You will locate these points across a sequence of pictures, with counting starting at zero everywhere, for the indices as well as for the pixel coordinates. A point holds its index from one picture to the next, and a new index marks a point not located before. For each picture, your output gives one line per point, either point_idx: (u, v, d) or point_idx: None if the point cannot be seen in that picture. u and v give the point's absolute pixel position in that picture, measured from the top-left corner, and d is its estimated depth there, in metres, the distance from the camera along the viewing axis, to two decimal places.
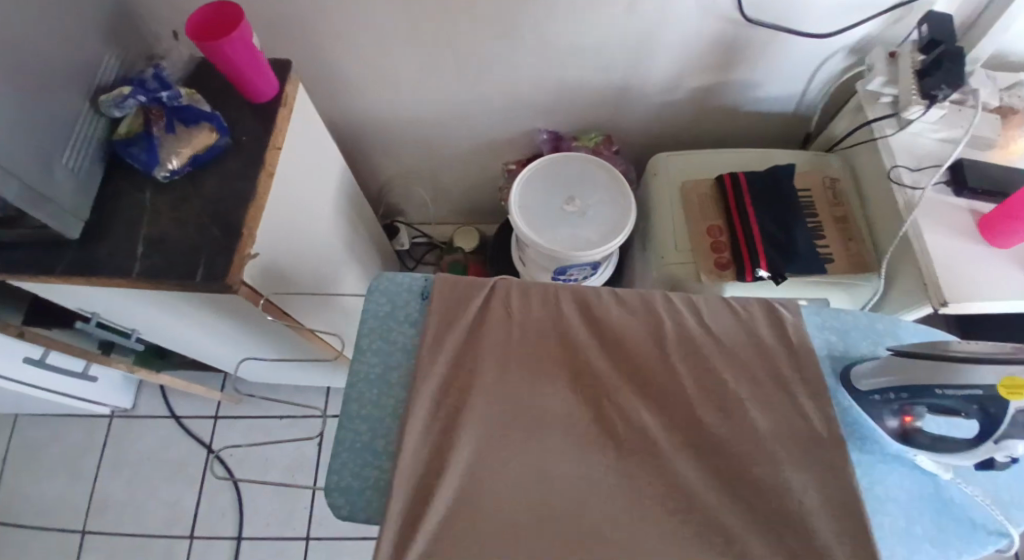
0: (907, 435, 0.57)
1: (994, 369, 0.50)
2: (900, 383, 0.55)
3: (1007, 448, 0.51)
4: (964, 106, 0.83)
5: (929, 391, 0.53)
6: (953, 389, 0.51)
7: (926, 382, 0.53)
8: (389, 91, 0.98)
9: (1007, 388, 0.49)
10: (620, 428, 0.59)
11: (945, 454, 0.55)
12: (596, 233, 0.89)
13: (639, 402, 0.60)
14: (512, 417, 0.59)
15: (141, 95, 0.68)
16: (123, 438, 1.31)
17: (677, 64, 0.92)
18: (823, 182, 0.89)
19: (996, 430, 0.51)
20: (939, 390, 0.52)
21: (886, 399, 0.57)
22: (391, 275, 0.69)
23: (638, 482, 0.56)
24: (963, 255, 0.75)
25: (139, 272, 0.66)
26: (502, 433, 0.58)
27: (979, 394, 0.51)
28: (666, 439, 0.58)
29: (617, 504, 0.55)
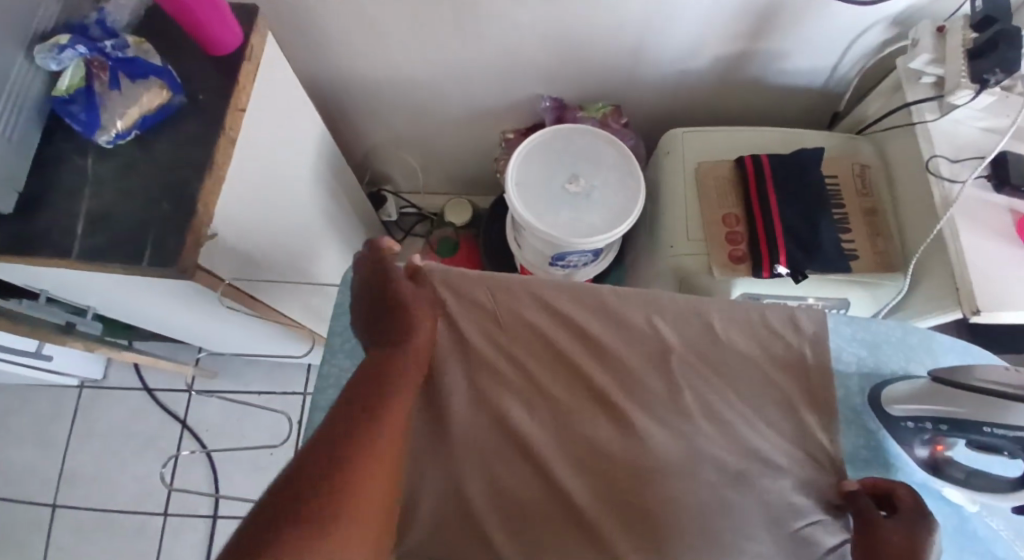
0: (937, 468, 0.53)
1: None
2: (940, 415, 0.49)
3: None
4: (1012, 93, 0.74)
5: (974, 427, 0.47)
6: (1004, 429, 0.45)
7: (973, 419, 0.46)
8: (375, 46, 0.88)
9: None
10: (621, 444, 0.52)
11: (978, 492, 0.51)
12: (600, 217, 0.81)
13: (644, 415, 0.54)
14: (498, 433, 0.53)
15: (83, 45, 0.58)
16: (92, 410, 1.24)
17: (700, 28, 0.82)
18: (853, 169, 0.81)
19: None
20: (987, 427, 0.46)
21: (919, 427, 0.51)
22: (369, 262, 0.61)
23: (638, 504, 0.50)
24: (1002, 260, 0.68)
25: (80, 253, 0.57)
26: (488, 447, 0.52)
27: None
28: (672, 457, 0.52)
29: (614, 528, 0.50)
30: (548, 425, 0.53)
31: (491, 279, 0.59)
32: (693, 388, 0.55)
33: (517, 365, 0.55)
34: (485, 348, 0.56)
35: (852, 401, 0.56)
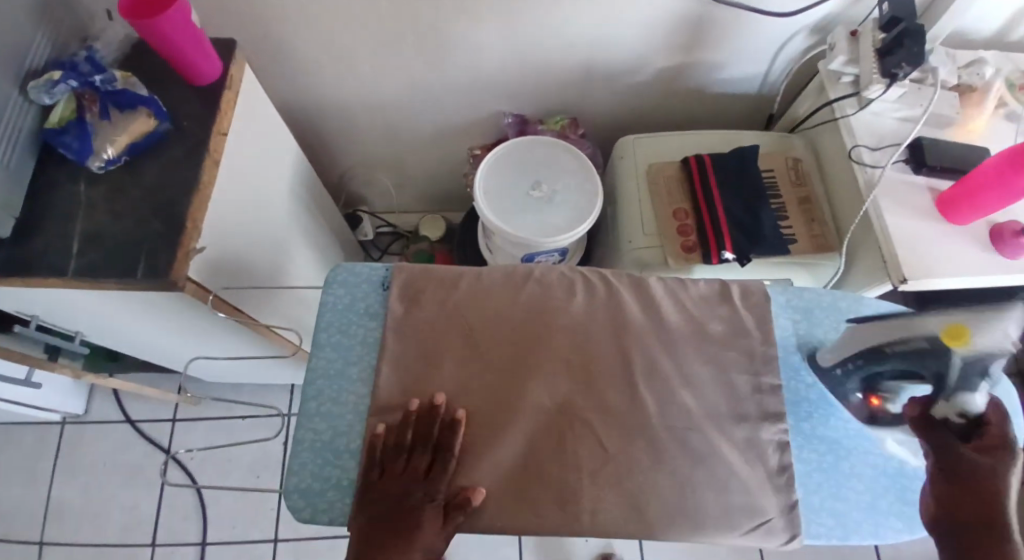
0: (873, 417, 0.60)
1: (938, 319, 0.49)
2: (857, 350, 0.57)
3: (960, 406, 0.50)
4: (924, 84, 0.84)
5: (881, 352, 0.55)
6: (899, 344, 0.52)
7: (876, 344, 0.55)
8: (346, 73, 0.94)
9: (948, 336, 0.49)
10: (595, 413, 0.57)
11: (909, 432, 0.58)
12: (563, 218, 0.88)
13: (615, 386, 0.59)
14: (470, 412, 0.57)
15: (73, 79, 0.64)
16: (76, 445, 1.24)
17: (642, 43, 0.90)
18: (787, 163, 0.89)
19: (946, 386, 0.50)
20: (888, 348, 0.54)
21: (846, 370, 0.59)
22: (349, 265, 0.66)
23: (617, 467, 0.55)
24: (922, 233, 0.76)
25: (74, 270, 0.61)
26: (475, 429, 0.56)
27: (924, 345, 0.51)
28: (642, 424, 0.57)
29: (598, 489, 0.54)
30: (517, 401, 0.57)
31: (460, 274, 0.65)
32: (648, 358, 0.60)
33: (496, 354, 0.60)
34: (455, 337, 0.60)
35: (793, 360, 0.63)
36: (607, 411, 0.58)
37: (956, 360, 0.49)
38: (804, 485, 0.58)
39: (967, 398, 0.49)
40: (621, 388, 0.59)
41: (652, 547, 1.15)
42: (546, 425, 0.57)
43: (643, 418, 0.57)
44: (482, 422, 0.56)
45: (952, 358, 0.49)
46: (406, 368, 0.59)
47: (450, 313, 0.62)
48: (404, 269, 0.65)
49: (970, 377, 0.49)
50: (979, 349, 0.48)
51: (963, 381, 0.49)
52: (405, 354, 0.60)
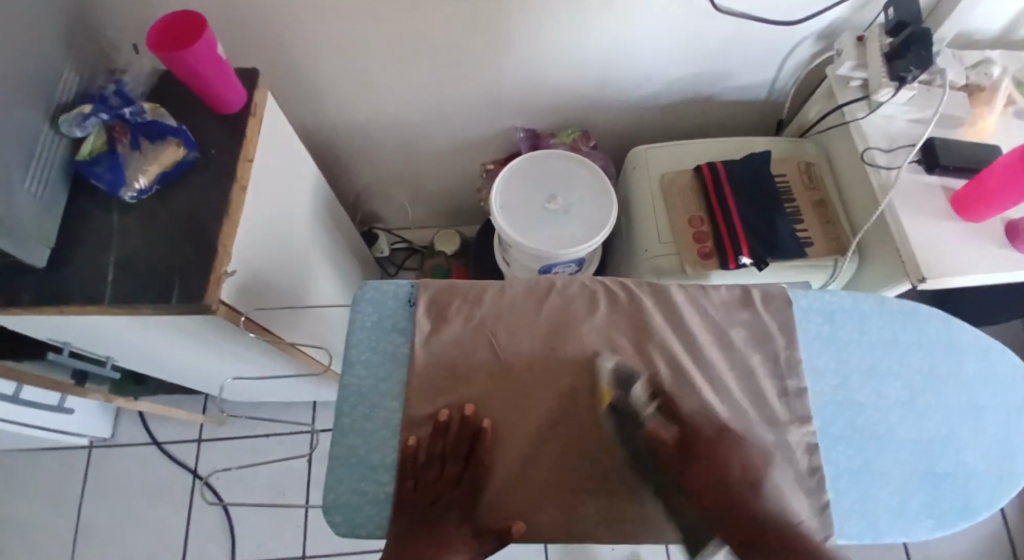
0: None
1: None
2: None
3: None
4: (933, 86, 0.84)
5: None
6: None
7: None
8: (361, 95, 0.97)
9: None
10: (624, 420, 0.59)
11: None
12: (580, 229, 0.89)
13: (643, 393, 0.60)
14: (497, 427, 0.58)
15: (104, 112, 0.66)
16: (103, 468, 1.26)
17: (651, 55, 0.92)
18: (799, 167, 0.90)
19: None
20: None
21: None
22: (376, 283, 0.68)
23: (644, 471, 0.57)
24: (939, 232, 0.77)
25: (111, 297, 0.63)
26: (507, 438, 0.58)
27: None
28: (670, 428, 0.58)
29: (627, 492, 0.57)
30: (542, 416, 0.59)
31: (483, 288, 0.65)
32: (673, 364, 0.61)
33: (524, 364, 0.61)
34: (481, 352, 0.62)
35: (817, 364, 0.64)
36: (632, 425, 0.59)
37: None
38: (834, 487, 0.58)
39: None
40: (646, 400, 0.59)
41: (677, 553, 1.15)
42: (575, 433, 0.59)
43: (666, 430, 0.58)
44: (509, 437, 0.58)
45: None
46: (437, 382, 0.61)
47: (475, 327, 0.63)
48: (429, 285, 0.66)
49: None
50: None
51: None
52: (436, 369, 0.61)
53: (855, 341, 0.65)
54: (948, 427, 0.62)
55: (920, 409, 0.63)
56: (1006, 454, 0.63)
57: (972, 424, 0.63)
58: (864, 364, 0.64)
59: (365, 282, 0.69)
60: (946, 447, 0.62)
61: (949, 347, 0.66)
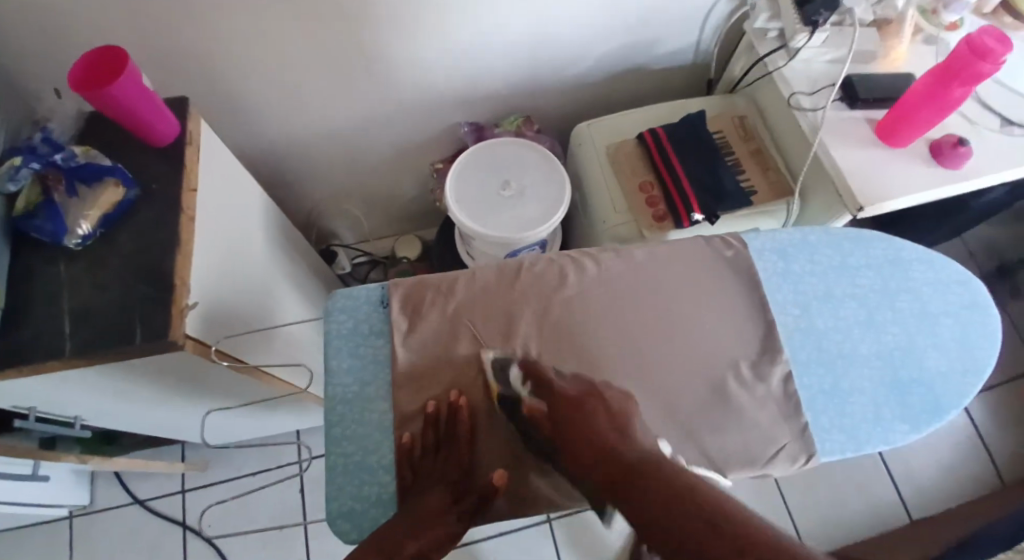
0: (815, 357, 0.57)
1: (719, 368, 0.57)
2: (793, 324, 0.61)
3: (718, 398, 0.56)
4: (844, 26, 0.90)
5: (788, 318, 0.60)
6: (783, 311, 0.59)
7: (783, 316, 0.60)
8: (298, 111, 0.96)
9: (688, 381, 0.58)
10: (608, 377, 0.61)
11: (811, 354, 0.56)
12: (537, 211, 0.91)
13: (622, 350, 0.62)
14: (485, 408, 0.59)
15: (34, 161, 0.64)
16: (88, 535, 1.21)
17: (578, 33, 0.94)
18: (733, 122, 0.94)
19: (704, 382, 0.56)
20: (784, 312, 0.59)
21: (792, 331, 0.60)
22: (346, 291, 0.68)
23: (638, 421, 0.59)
24: (869, 161, 0.82)
25: (72, 349, 0.61)
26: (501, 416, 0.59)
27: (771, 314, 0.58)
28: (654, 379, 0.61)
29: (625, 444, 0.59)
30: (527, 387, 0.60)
31: (451, 277, 0.67)
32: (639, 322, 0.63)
33: (503, 343, 0.62)
34: (460, 339, 0.62)
35: (780, 299, 0.67)
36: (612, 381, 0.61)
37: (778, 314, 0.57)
38: (813, 409, 0.62)
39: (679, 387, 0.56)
40: (624, 357, 0.62)
41: None
42: None
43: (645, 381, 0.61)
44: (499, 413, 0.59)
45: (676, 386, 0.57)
46: (422, 376, 0.61)
47: (450, 316, 0.64)
48: (399, 284, 0.67)
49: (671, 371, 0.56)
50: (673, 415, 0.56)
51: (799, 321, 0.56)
52: (419, 365, 0.62)
53: (810, 272, 0.69)
54: (905, 336, 0.67)
55: (879, 324, 0.67)
56: (962, 351, 0.67)
57: (927, 331, 0.68)
58: (822, 292, 0.68)
59: (335, 292, 0.70)
60: (907, 356, 0.66)
61: (895, 264, 0.71)
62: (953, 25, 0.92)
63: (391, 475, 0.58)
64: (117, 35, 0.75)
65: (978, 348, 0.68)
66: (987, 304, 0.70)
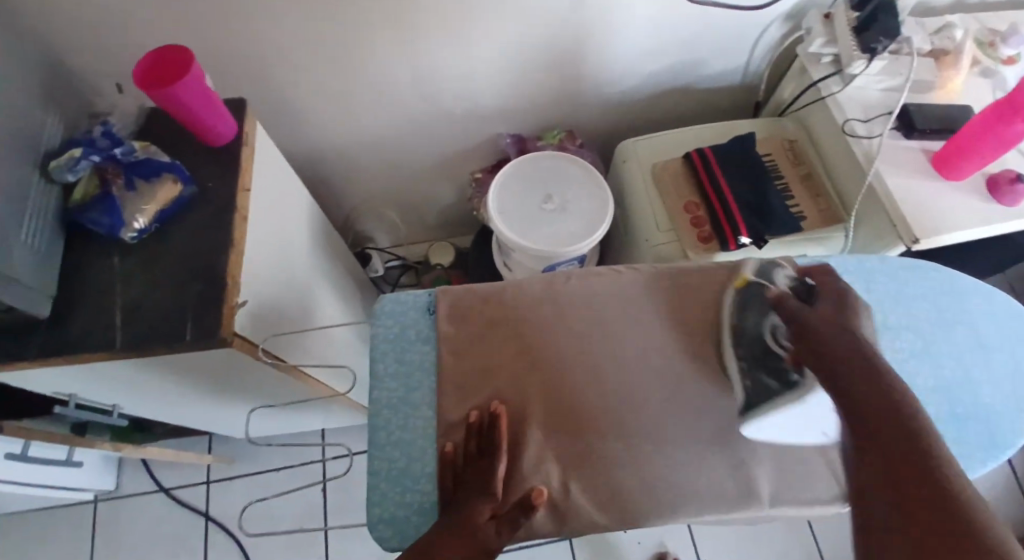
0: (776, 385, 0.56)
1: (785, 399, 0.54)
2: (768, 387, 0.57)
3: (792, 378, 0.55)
4: (901, 55, 0.88)
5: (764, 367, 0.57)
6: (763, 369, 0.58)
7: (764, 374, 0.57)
8: (346, 116, 0.97)
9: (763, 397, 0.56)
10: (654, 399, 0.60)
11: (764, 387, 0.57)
12: (579, 225, 0.90)
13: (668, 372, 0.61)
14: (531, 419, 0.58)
15: (94, 154, 0.65)
16: (112, 521, 1.22)
17: (629, 50, 0.93)
18: (784, 145, 0.93)
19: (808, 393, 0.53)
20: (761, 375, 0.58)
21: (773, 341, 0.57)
22: (394, 295, 0.68)
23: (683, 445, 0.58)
24: (927, 193, 0.79)
25: (124, 340, 0.62)
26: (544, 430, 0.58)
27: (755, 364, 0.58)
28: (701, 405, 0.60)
29: (670, 466, 0.57)
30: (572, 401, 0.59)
31: (502, 287, 0.67)
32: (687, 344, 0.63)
33: (548, 356, 0.62)
34: (504, 350, 0.62)
35: None
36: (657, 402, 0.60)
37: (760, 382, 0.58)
38: None
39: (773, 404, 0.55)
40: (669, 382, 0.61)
41: (704, 536, 1.16)
42: (611, 414, 0.59)
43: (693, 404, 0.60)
44: (543, 426, 0.58)
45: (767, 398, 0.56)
46: (466, 385, 0.61)
47: (499, 325, 0.64)
48: (451, 291, 0.67)
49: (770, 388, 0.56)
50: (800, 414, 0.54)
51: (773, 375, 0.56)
52: (462, 373, 0.62)
53: (864, 298, 0.67)
54: (962, 370, 0.65)
55: (935, 355, 0.65)
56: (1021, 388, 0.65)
57: (984, 364, 0.65)
58: (876, 320, 0.66)
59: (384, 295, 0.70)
60: (963, 390, 0.64)
61: (951, 294, 0.69)
62: (1012, 59, 0.90)
63: (434, 484, 0.58)
64: (179, 34, 0.76)
65: None
66: None
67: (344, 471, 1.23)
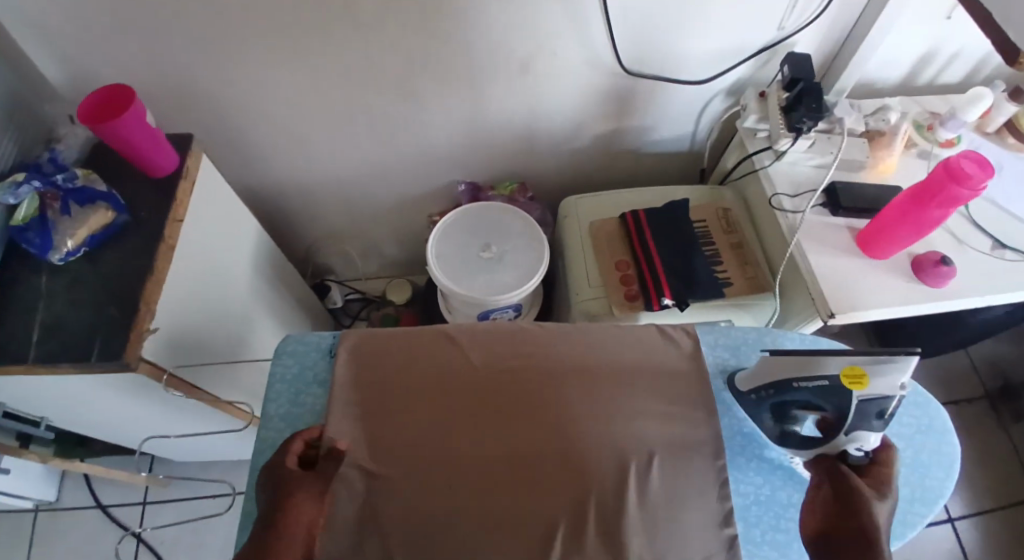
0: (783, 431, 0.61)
1: (838, 360, 0.55)
2: (770, 381, 0.61)
3: (858, 439, 0.55)
4: (833, 133, 0.92)
5: (789, 385, 0.59)
6: (805, 381, 0.57)
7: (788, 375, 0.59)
8: (305, 156, 1.01)
9: (849, 378, 0.54)
10: (531, 451, 0.60)
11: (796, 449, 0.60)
12: (513, 276, 0.93)
13: (550, 425, 0.62)
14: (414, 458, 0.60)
15: (36, 180, 0.69)
16: (43, 536, 1.21)
17: (577, 113, 0.98)
18: (718, 213, 0.95)
19: (846, 424, 0.55)
20: (796, 383, 0.58)
21: (759, 398, 0.62)
22: (299, 335, 0.70)
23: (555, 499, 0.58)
24: (847, 271, 0.82)
25: (33, 359, 0.64)
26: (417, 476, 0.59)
27: (825, 384, 0.56)
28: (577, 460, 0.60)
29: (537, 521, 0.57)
30: (459, 439, 0.61)
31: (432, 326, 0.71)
32: (576, 400, 0.63)
33: (436, 403, 0.63)
34: (394, 395, 0.64)
35: (724, 398, 0.67)
36: (546, 450, 0.60)
37: (852, 401, 0.54)
38: (745, 520, 0.61)
39: (864, 433, 0.55)
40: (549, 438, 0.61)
41: None
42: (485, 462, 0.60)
43: (578, 453, 0.60)
44: (423, 462, 0.60)
45: (851, 398, 0.54)
46: (347, 426, 0.62)
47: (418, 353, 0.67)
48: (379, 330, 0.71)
49: (868, 415, 0.55)
50: (874, 390, 0.54)
51: (858, 420, 0.55)
52: (349, 413, 0.63)
53: None
54: None
55: None
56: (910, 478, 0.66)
57: None
58: None
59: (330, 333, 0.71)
60: None
61: None
62: (949, 141, 0.94)
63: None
64: (138, 75, 0.81)
65: (930, 475, 0.66)
66: (944, 431, 0.69)
67: (223, 509, 1.23)
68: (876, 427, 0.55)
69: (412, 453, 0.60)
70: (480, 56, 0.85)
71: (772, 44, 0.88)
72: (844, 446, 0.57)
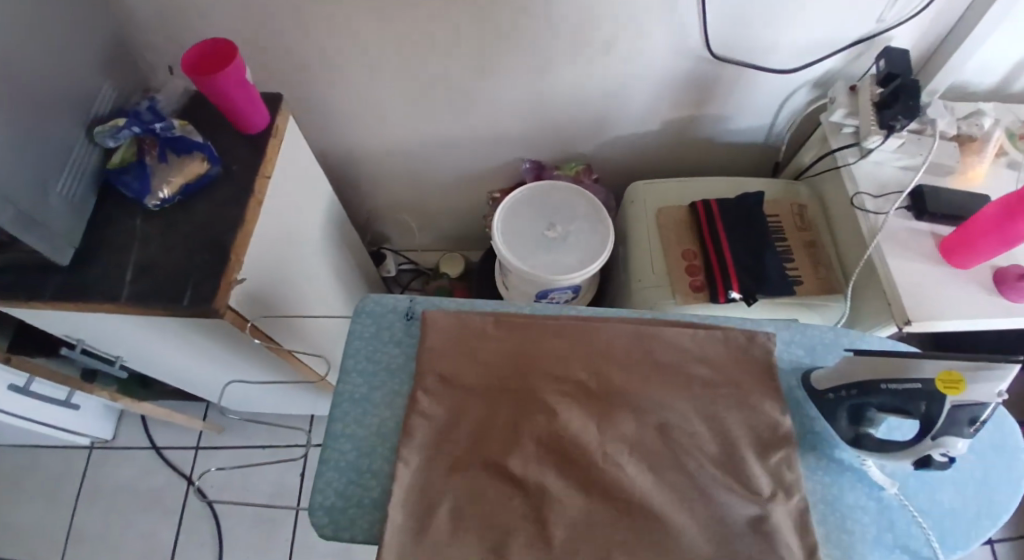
0: (858, 440, 0.61)
1: (935, 364, 0.54)
2: (852, 381, 0.60)
3: (945, 445, 0.54)
4: (924, 135, 0.88)
5: (875, 387, 0.58)
6: (895, 383, 0.56)
7: (874, 377, 0.58)
8: (378, 123, 1.02)
9: (944, 382, 0.53)
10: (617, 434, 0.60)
11: (888, 455, 0.59)
12: (577, 258, 0.93)
13: (638, 415, 0.61)
14: (503, 430, 0.61)
15: (136, 126, 0.71)
16: (103, 468, 1.29)
17: (653, 97, 0.96)
18: (792, 209, 0.94)
19: (934, 427, 0.54)
20: (883, 384, 0.57)
21: (839, 398, 0.62)
22: (377, 296, 0.72)
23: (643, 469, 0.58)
24: (927, 278, 0.79)
25: (127, 297, 0.67)
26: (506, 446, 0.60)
27: (919, 388, 0.55)
28: (662, 448, 0.60)
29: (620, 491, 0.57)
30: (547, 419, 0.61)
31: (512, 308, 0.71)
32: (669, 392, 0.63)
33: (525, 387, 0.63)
34: (481, 375, 0.64)
35: (795, 394, 0.67)
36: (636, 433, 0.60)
37: (947, 406, 0.53)
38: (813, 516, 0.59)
39: (953, 439, 0.54)
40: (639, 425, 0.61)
41: None
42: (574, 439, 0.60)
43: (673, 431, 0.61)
44: (511, 435, 0.60)
45: (944, 402, 0.54)
46: (435, 400, 0.63)
47: (508, 335, 0.67)
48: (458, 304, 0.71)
49: (958, 422, 0.54)
50: (970, 396, 0.52)
51: (950, 425, 0.54)
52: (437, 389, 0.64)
53: None
54: None
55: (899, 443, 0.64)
56: (983, 493, 0.63)
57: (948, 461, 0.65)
58: None
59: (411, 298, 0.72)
60: (920, 482, 0.63)
61: None
62: None
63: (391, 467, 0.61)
64: (232, 32, 0.83)
65: (1001, 490, 0.64)
66: (1020, 449, 0.67)
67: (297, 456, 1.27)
68: (966, 434, 0.54)
69: (502, 425, 0.61)
70: (565, 34, 0.84)
71: (867, 37, 0.85)
72: (930, 452, 0.56)
